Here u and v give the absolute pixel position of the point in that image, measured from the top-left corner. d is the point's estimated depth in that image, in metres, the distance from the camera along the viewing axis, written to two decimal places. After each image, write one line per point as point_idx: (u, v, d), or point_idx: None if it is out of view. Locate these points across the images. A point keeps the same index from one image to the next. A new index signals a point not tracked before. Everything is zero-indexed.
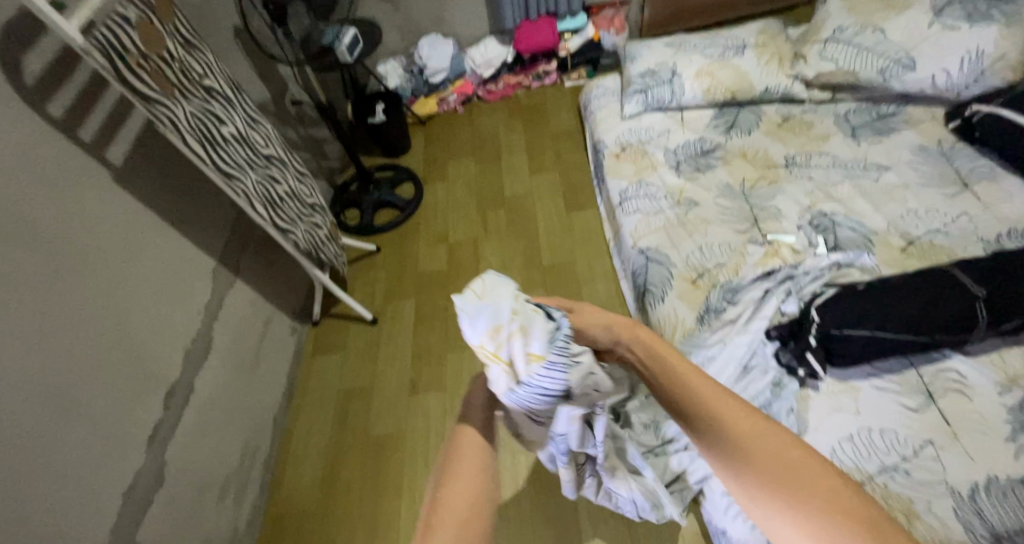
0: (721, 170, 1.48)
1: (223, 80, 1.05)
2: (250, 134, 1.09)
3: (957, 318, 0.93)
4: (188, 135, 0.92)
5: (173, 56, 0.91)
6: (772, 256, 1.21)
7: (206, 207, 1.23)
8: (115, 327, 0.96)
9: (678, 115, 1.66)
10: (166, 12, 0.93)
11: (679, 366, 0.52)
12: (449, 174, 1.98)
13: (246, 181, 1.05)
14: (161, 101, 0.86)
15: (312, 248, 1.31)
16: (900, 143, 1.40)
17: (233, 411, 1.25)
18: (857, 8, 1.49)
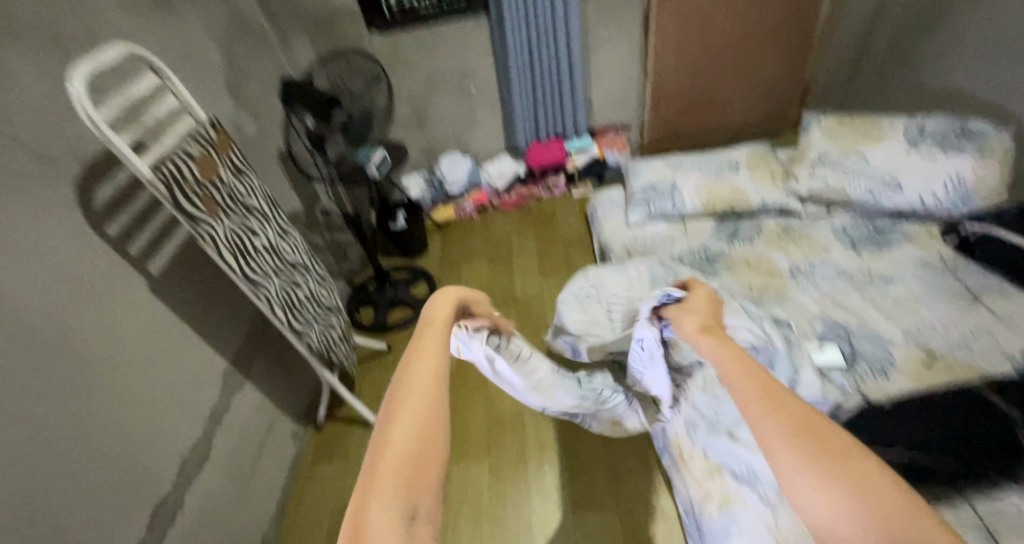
0: (727, 277, 1.51)
1: (262, 199, 1.15)
2: (280, 244, 1.18)
3: (996, 444, 0.90)
4: (224, 249, 0.99)
5: (224, 182, 1.03)
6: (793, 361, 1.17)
7: (229, 310, 1.29)
8: (117, 435, 0.95)
9: (681, 224, 1.74)
10: (225, 144, 1.06)
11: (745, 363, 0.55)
12: (463, 275, 2.06)
13: (270, 287, 1.11)
14: (207, 220, 0.95)
15: (324, 350, 1.33)
16: (902, 256, 1.42)
17: (222, 531, 1.17)
18: (836, 135, 1.61)
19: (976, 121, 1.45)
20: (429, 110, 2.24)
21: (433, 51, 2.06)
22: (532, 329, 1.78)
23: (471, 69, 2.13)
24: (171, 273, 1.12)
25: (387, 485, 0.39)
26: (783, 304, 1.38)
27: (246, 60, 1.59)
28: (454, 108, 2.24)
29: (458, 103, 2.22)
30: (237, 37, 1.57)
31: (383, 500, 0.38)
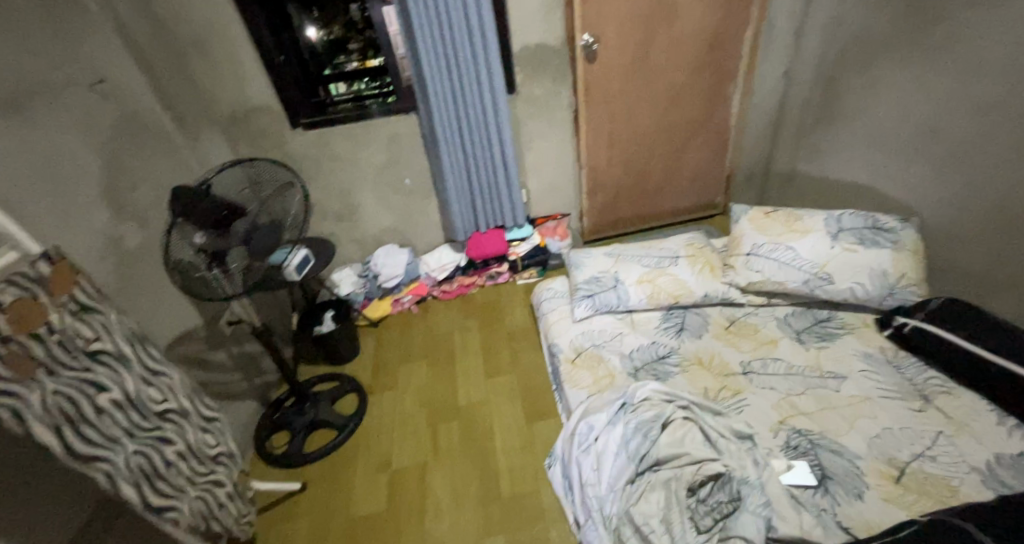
0: (680, 378, 1.41)
1: (123, 338, 0.94)
2: (143, 394, 0.95)
3: None
4: (39, 423, 0.76)
5: (57, 329, 0.82)
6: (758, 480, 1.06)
7: (55, 492, 0.96)
8: None
9: (628, 318, 1.68)
10: (65, 280, 0.86)
11: None
12: (399, 382, 1.85)
13: (117, 459, 0.87)
14: (17, 387, 0.74)
15: (201, 524, 1.04)
16: (847, 350, 1.39)
17: None
18: (765, 228, 1.62)
19: (886, 216, 1.50)
20: (360, 203, 2.14)
21: (360, 147, 1.99)
22: (476, 444, 1.57)
23: (404, 162, 2.06)
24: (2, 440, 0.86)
25: None
26: (740, 411, 1.28)
27: (138, 164, 1.45)
28: (386, 201, 2.15)
29: (390, 196, 2.14)
30: (128, 141, 1.43)
31: None
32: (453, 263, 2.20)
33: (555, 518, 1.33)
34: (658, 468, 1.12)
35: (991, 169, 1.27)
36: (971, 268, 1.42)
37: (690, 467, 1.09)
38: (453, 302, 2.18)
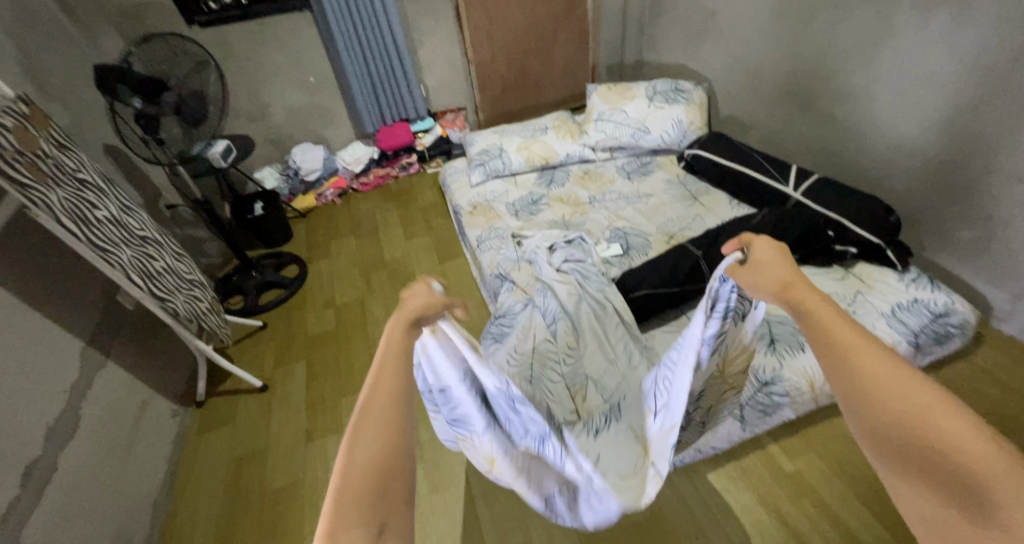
0: (547, 211, 1.94)
1: (96, 175, 1.28)
2: (125, 218, 1.32)
3: (692, 273, 1.43)
4: (61, 216, 1.11)
5: (49, 154, 1.15)
6: (588, 253, 1.64)
7: (74, 292, 1.33)
8: None
9: (512, 179, 2.14)
10: (40, 122, 1.17)
11: (891, 396, 0.46)
12: (333, 252, 2.19)
13: (121, 255, 1.24)
14: (40, 187, 1.08)
15: (192, 318, 1.45)
16: (656, 179, 2.00)
17: (100, 493, 1.22)
18: (608, 98, 2.17)
19: (684, 83, 2.12)
20: (270, 103, 2.32)
21: (262, 45, 2.16)
22: (403, 282, 1.99)
23: (306, 60, 2.25)
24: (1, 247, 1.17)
25: (364, 478, 0.49)
26: (583, 224, 1.84)
27: (45, 54, 1.59)
28: (296, 99, 2.34)
29: (298, 94, 2.33)
30: (28, 31, 1.55)
31: (366, 451, 0.51)
32: (366, 156, 2.48)
33: (465, 314, 1.82)
34: (526, 259, 1.67)
35: (751, 43, 1.86)
36: (746, 114, 2.01)
37: (545, 252, 1.64)
38: (371, 192, 2.48)
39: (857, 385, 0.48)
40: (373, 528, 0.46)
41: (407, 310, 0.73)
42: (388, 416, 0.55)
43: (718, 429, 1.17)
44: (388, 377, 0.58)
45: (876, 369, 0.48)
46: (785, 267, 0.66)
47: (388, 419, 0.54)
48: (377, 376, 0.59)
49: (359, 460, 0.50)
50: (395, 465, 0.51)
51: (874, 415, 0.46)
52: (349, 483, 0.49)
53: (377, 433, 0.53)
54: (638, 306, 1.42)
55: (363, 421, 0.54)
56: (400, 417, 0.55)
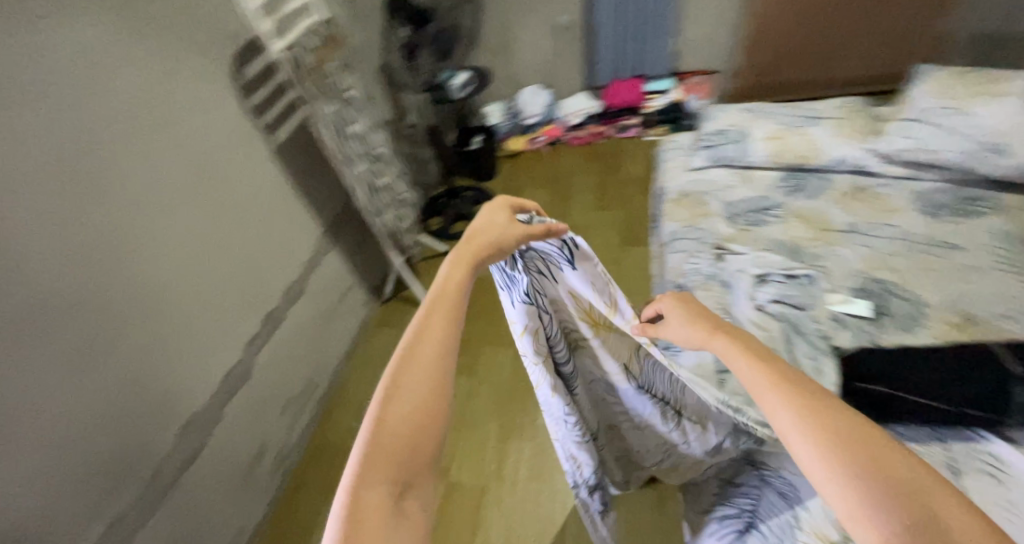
0: (774, 227, 1.52)
1: (360, 94, 1.49)
2: (369, 137, 1.51)
3: (982, 397, 0.94)
4: (325, 127, 1.36)
5: (333, 72, 1.37)
6: (818, 303, 1.25)
7: (332, 176, 1.51)
8: (244, 248, 1.21)
9: (742, 173, 1.72)
10: (339, 41, 1.37)
11: (830, 417, 0.48)
12: (524, 200, 2.18)
13: (355, 170, 1.46)
14: (315, 99, 1.32)
15: (391, 234, 1.66)
16: (980, 226, 1.34)
17: (308, 347, 1.43)
18: (947, 92, 1.49)
19: None
20: (515, 39, 2.28)
21: None
22: None
23: None
24: (291, 141, 1.35)
25: (392, 451, 0.46)
26: (823, 258, 1.38)
27: None
28: (540, 37, 2.27)
29: (542, 32, 2.25)
30: None
31: (401, 410, 0.48)
32: (585, 111, 2.32)
33: None
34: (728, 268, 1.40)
35: None
36: None
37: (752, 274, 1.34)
38: (580, 148, 2.33)
39: (792, 411, 0.49)
40: (398, 485, 0.45)
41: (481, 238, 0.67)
42: (427, 369, 0.51)
43: None
44: (436, 327, 0.55)
45: (803, 397, 0.51)
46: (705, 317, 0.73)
47: (433, 378, 0.51)
48: (424, 317, 0.56)
49: (395, 419, 0.48)
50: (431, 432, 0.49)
51: (800, 435, 0.47)
52: (380, 444, 0.46)
53: (417, 389, 0.50)
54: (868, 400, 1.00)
55: (403, 374, 0.51)
56: (443, 371, 0.52)
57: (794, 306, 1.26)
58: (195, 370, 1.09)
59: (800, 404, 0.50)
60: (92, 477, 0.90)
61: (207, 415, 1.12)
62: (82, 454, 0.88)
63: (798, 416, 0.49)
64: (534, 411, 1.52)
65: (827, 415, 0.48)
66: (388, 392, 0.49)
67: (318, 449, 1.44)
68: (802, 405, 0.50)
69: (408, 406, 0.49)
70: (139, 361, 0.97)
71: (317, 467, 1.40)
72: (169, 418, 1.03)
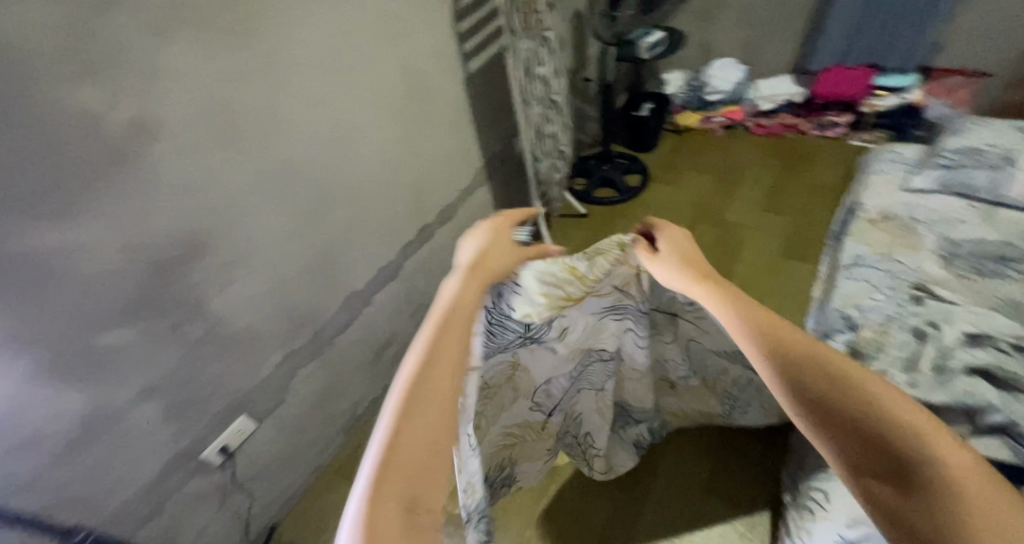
0: (1015, 285, 1.19)
1: (555, 35, 1.45)
2: (552, 80, 1.48)
3: None
4: (516, 64, 1.30)
5: (540, 9, 1.31)
6: None
7: (503, 114, 1.50)
8: (418, 164, 1.25)
9: (986, 210, 1.37)
10: None
11: (878, 401, 0.45)
12: (680, 180, 2.00)
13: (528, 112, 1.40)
14: (517, 34, 1.30)
15: (543, 182, 1.63)
16: None
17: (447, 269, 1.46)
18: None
19: None
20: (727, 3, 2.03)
21: None
22: (726, 250, 1.70)
23: None
24: (479, 69, 1.35)
25: (403, 476, 0.42)
26: None
27: None
28: (756, 5, 1.99)
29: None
30: None
31: (418, 420, 0.46)
32: (786, 97, 2.03)
33: None
34: (921, 306, 1.19)
35: None
36: None
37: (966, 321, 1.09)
38: (763, 139, 2.08)
39: (829, 398, 0.47)
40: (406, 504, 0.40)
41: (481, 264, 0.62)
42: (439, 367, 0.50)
43: None
44: (441, 335, 0.53)
45: (839, 374, 0.48)
46: (700, 261, 0.67)
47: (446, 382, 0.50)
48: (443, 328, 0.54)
49: (407, 436, 0.44)
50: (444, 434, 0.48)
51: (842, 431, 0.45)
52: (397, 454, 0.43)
53: (429, 396, 0.48)
54: None
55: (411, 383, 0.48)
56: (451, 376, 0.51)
57: (1008, 383, 0.97)
58: (353, 263, 1.16)
59: (835, 387, 0.47)
60: (275, 319, 1.02)
61: (352, 306, 1.19)
62: (275, 296, 1.01)
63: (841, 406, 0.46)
64: None
65: (867, 402, 0.45)
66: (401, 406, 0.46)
67: None
68: (841, 389, 0.47)
69: (423, 412, 0.46)
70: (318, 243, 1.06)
71: None
72: (337, 289, 1.14)
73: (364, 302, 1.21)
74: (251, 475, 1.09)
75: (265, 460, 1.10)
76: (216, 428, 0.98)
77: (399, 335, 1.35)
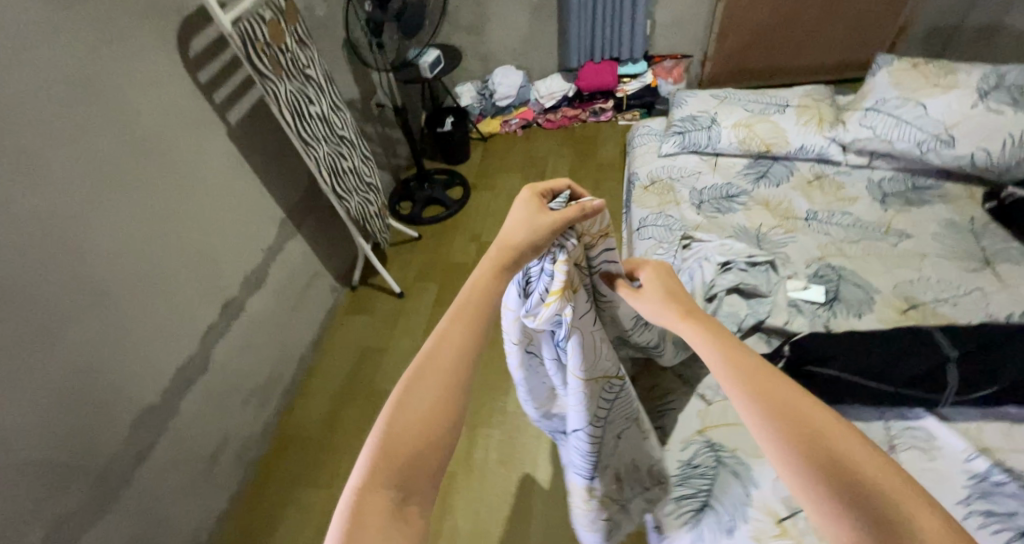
0: (741, 214, 1.56)
1: (320, 73, 1.42)
2: (332, 117, 1.44)
3: (920, 375, 0.98)
4: (284, 105, 1.25)
5: (290, 49, 1.28)
6: (775, 283, 1.31)
7: (291, 164, 1.44)
8: (199, 239, 1.14)
9: (713, 160, 1.77)
10: (292, 18, 1.31)
11: (813, 417, 0.48)
12: (496, 185, 2.09)
13: (319, 151, 1.34)
14: (273, 77, 1.20)
15: (361, 219, 1.52)
16: (929, 216, 1.41)
17: (273, 337, 1.37)
18: (902, 81, 1.56)
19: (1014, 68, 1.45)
20: (488, 18, 2.21)
21: None
22: None
23: None
24: (243, 124, 1.27)
25: (391, 472, 0.44)
26: (784, 246, 1.43)
27: None
28: (512, 17, 2.20)
29: (515, 12, 2.18)
30: None
31: (416, 414, 0.48)
32: (561, 92, 2.29)
33: None
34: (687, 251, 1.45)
35: None
36: None
37: (716, 253, 1.39)
38: (555, 131, 2.32)
39: (777, 412, 0.49)
40: (400, 493, 0.43)
41: (479, 294, 0.61)
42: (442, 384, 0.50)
43: None
44: (456, 341, 0.54)
45: (784, 391, 0.51)
46: (675, 288, 0.75)
47: (445, 394, 0.50)
48: (443, 331, 0.56)
49: (406, 428, 0.46)
50: (439, 425, 0.48)
51: (769, 435, 0.48)
52: (390, 450, 0.45)
53: (427, 402, 0.49)
54: (821, 389, 1.02)
55: (412, 389, 0.49)
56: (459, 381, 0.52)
57: (750, 293, 1.30)
58: (143, 369, 1.02)
59: (781, 402, 0.49)
60: (34, 474, 0.84)
61: (155, 416, 1.04)
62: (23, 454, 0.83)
63: (784, 419, 0.48)
64: (503, 396, 1.49)
65: (811, 412, 0.48)
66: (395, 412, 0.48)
67: (286, 441, 1.35)
68: (791, 405, 0.49)
69: (415, 420, 0.47)
70: (80, 365, 0.90)
71: (282, 460, 1.31)
72: (121, 411, 0.98)
73: (172, 406, 1.08)
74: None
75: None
76: None
77: (234, 424, 1.23)
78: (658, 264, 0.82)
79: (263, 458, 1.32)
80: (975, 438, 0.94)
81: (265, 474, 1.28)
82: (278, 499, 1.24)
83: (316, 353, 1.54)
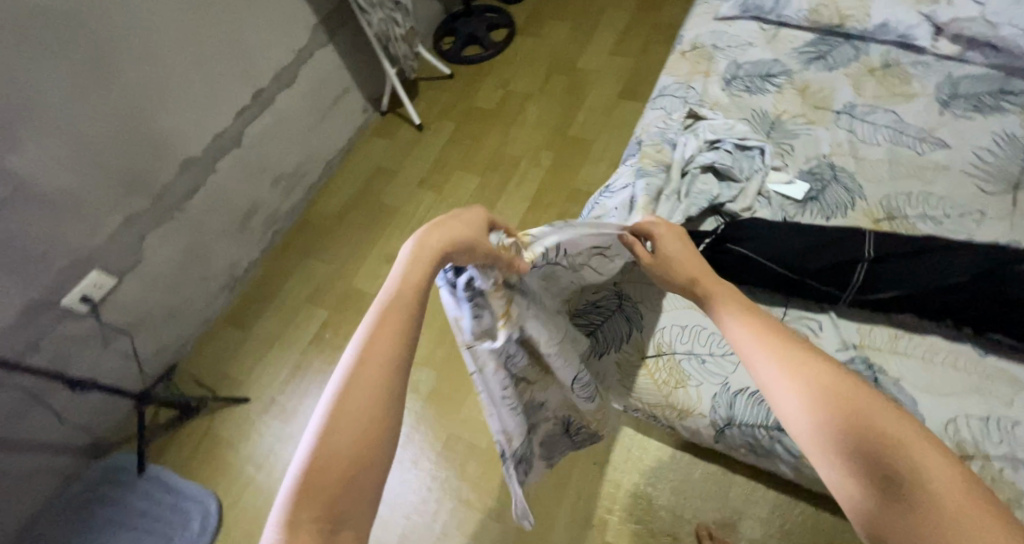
0: (770, 97, 1.38)
1: None
2: None
3: (832, 266, 0.95)
4: None
5: None
6: (757, 169, 1.22)
7: None
8: (234, 28, 1.34)
9: (773, 30, 1.52)
10: None
11: (855, 400, 0.46)
12: (543, 32, 2.01)
13: None
14: None
15: (382, 37, 1.60)
16: (988, 127, 1.17)
17: (299, 135, 1.61)
18: None
19: None
20: None
21: None
22: (573, 96, 1.80)
23: None
24: None
25: (319, 495, 0.39)
26: (793, 137, 1.29)
27: None
28: None
29: None
30: None
31: (350, 428, 0.43)
32: None
33: (590, 165, 1.61)
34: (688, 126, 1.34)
35: None
36: None
37: (712, 130, 1.29)
38: None
39: (813, 409, 0.47)
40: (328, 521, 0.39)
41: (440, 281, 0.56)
42: (374, 393, 0.45)
43: (688, 419, 1.02)
44: (390, 336, 0.49)
45: (813, 371, 0.50)
46: (689, 259, 0.75)
47: (378, 400, 0.45)
48: (376, 331, 0.49)
49: (337, 447, 0.42)
50: (386, 430, 0.45)
51: (818, 430, 0.46)
52: (317, 467, 0.41)
53: (359, 411, 0.44)
54: (728, 263, 1.03)
55: (344, 398, 0.44)
56: (395, 385, 0.47)
57: (726, 175, 1.23)
58: (185, 127, 1.31)
59: (814, 391, 0.48)
60: (104, 179, 1.18)
61: (195, 168, 1.36)
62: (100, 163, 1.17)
63: (819, 411, 0.47)
64: None
65: (846, 397, 0.46)
66: (325, 435, 0.42)
67: (303, 225, 1.67)
68: (823, 391, 0.48)
69: (347, 434, 0.42)
70: (136, 108, 1.19)
71: (297, 238, 1.64)
72: (168, 154, 1.29)
73: (210, 165, 1.39)
74: (126, 322, 1.30)
75: (142, 308, 1.32)
76: (68, 280, 1.16)
77: (261, 197, 1.55)
78: (669, 226, 0.80)
79: (285, 234, 1.66)
80: (857, 335, 0.95)
81: (283, 245, 1.63)
82: (289, 264, 1.59)
83: (340, 163, 1.79)
